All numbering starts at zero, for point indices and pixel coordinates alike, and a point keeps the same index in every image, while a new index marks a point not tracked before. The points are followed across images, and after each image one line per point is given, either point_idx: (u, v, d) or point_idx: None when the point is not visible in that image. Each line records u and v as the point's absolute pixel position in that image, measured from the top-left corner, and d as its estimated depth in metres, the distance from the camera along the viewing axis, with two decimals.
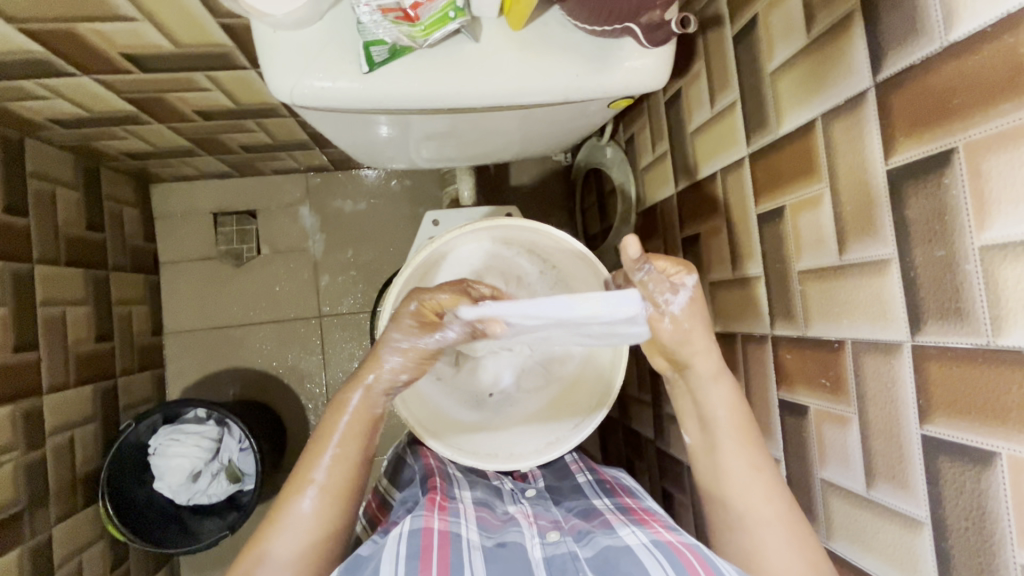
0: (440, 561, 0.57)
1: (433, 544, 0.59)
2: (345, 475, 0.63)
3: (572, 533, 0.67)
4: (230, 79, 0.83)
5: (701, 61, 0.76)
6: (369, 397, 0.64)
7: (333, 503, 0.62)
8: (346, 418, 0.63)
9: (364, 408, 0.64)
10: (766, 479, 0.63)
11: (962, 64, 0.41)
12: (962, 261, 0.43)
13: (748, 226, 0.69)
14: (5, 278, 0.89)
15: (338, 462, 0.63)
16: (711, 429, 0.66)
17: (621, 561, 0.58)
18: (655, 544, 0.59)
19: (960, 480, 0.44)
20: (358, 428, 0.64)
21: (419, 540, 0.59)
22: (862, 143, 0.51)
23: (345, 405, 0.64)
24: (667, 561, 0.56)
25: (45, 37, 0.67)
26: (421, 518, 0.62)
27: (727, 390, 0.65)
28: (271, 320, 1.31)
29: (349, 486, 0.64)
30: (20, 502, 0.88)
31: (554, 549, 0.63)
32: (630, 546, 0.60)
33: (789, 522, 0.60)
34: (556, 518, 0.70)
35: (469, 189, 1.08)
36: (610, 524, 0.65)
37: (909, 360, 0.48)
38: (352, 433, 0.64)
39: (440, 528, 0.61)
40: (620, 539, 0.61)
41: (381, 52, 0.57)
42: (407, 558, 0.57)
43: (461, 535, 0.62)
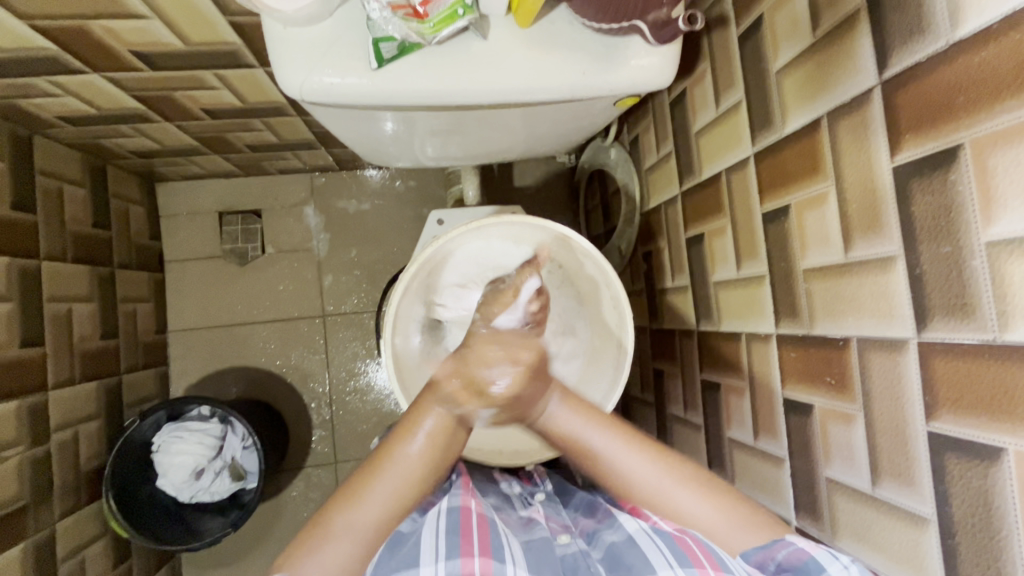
0: (479, 539, 0.62)
1: (472, 524, 0.63)
2: (436, 455, 0.62)
3: (582, 533, 0.70)
4: (238, 77, 0.83)
5: (706, 61, 0.76)
6: (469, 386, 0.65)
7: (417, 482, 0.61)
8: (448, 395, 0.64)
9: (463, 386, 0.65)
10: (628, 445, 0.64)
11: (969, 61, 0.42)
12: (968, 258, 0.43)
13: (752, 225, 0.69)
14: (12, 274, 0.89)
15: (431, 438, 0.62)
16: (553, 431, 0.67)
17: (625, 554, 0.63)
18: (654, 531, 0.64)
19: (967, 476, 0.44)
20: (459, 403, 0.64)
21: (458, 519, 0.64)
22: (868, 141, 0.51)
23: (448, 375, 0.65)
24: (671, 554, 0.60)
25: (56, 34, 0.68)
26: (459, 498, 0.67)
27: (554, 394, 0.68)
28: (275, 319, 1.31)
29: (437, 467, 0.63)
30: (25, 497, 0.88)
31: (566, 549, 0.66)
32: (631, 535, 0.65)
33: (666, 469, 0.62)
34: (567, 522, 0.73)
35: (473, 189, 1.09)
36: (612, 515, 0.70)
37: (915, 356, 0.48)
38: (453, 407, 0.64)
39: (477, 510, 0.66)
40: (622, 531, 0.66)
41: (390, 49, 0.58)
42: (446, 534, 0.62)
43: (496, 520, 0.66)
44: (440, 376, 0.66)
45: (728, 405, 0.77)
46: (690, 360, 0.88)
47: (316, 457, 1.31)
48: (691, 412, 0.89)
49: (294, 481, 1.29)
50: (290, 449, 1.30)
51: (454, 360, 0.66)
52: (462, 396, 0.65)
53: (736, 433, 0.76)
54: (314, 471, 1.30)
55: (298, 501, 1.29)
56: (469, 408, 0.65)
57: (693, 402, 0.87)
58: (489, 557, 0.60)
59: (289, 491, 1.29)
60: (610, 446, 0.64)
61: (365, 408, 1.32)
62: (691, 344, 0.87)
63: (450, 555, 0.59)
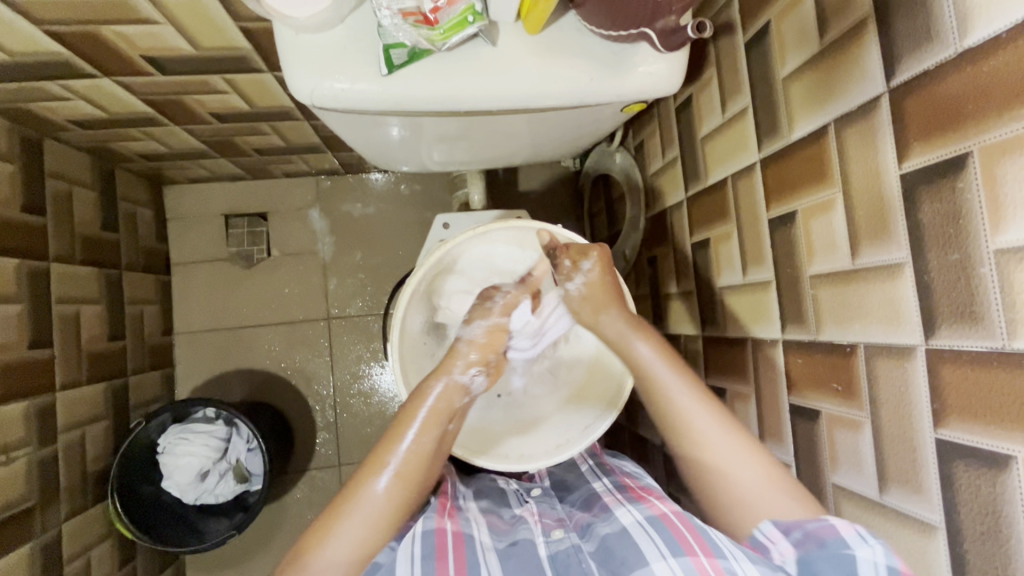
0: (454, 561, 0.59)
1: (447, 545, 0.61)
2: (405, 490, 0.62)
3: (576, 527, 0.67)
4: (247, 82, 0.84)
5: (712, 67, 0.77)
6: (446, 406, 0.66)
7: (387, 521, 0.61)
8: (414, 430, 0.64)
9: (430, 421, 0.65)
10: (698, 394, 0.66)
11: (979, 69, 0.42)
12: (976, 265, 0.43)
13: (759, 231, 0.69)
14: (22, 276, 0.90)
15: (399, 476, 0.62)
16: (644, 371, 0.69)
17: (618, 545, 0.59)
18: (650, 521, 0.60)
19: (975, 484, 0.44)
20: (429, 429, 0.64)
21: (433, 540, 0.61)
22: (875, 148, 0.51)
23: (427, 392, 0.66)
24: (662, 540, 0.57)
25: (69, 39, 0.69)
26: (433, 520, 0.64)
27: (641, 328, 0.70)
28: (281, 322, 1.32)
29: (408, 505, 0.62)
30: (32, 497, 0.89)
31: (558, 545, 0.64)
32: (625, 528, 0.61)
33: (724, 424, 0.65)
34: (561, 516, 0.70)
35: (479, 193, 1.09)
36: (608, 508, 0.66)
37: (923, 363, 0.48)
38: (421, 438, 0.64)
39: (453, 529, 0.63)
40: (617, 523, 0.62)
41: (400, 55, 0.58)
42: (422, 560, 0.59)
43: (473, 536, 0.63)
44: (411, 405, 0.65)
45: (734, 411, 0.77)
46: (695, 365, 0.88)
47: (320, 459, 1.31)
48: None
49: (298, 483, 1.29)
50: (294, 452, 1.30)
51: (421, 391, 0.66)
52: (434, 419, 0.65)
53: None
54: (318, 474, 1.30)
55: (302, 504, 1.29)
56: (439, 435, 0.65)
57: None
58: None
59: (293, 493, 1.29)
60: (683, 395, 0.67)
61: (369, 412, 1.32)
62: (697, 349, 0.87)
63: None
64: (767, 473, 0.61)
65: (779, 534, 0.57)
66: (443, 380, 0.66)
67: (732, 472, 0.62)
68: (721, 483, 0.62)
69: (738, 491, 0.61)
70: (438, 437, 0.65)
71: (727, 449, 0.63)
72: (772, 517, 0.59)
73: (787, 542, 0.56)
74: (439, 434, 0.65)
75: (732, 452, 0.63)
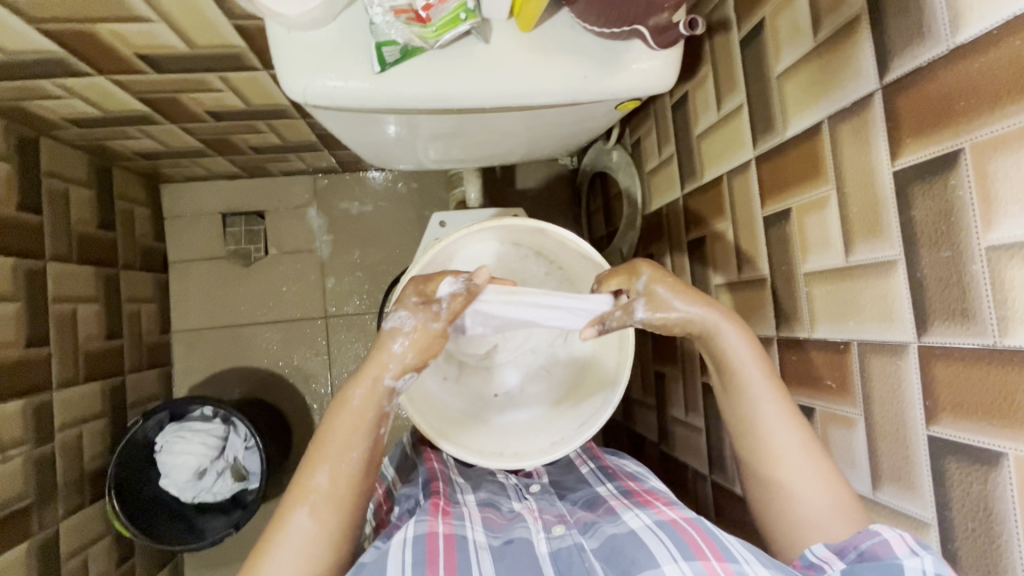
0: (447, 564, 0.57)
1: (440, 550, 0.58)
2: (335, 508, 0.59)
3: (578, 524, 0.67)
4: (243, 80, 0.84)
5: (708, 64, 0.77)
6: (365, 411, 0.62)
7: (320, 548, 0.58)
8: (337, 448, 0.61)
9: (354, 438, 0.61)
10: (789, 409, 0.60)
11: (969, 65, 0.42)
12: (968, 262, 0.43)
13: (754, 229, 0.69)
14: (19, 274, 0.90)
15: (326, 498, 0.59)
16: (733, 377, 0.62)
17: (627, 545, 0.58)
18: (660, 525, 0.60)
19: (967, 481, 0.44)
20: (351, 437, 0.61)
21: (425, 546, 0.59)
22: (868, 146, 0.51)
23: (346, 400, 0.62)
24: (673, 543, 0.56)
25: (63, 37, 0.69)
26: (424, 525, 0.61)
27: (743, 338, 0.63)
28: (278, 320, 1.32)
29: (338, 527, 0.59)
30: (29, 495, 0.89)
31: (559, 542, 0.64)
32: (634, 530, 0.60)
33: (808, 449, 0.58)
34: (562, 512, 0.71)
35: (475, 192, 1.09)
36: (615, 512, 0.66)
37: (916, 360, 0.48)
38: (342, 449, 0.61)
39: (445, 532, 0.61)
40: (625, 525, 0.62)
41: (393, 52, 0.58)
42: (413, 566, 0.56)
43: (466, 537, 0.62)
44: (331, 415, 0.62)
45: None
46: (692, 363, 0.88)
47: None
48: (692, 415, 0.88)
49: None
50: (292, 450, 1.30)
51: (341, 406, 0.62)
52: (358, 423, 0.61)
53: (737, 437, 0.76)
54: None
55: None
56: (367, 439, 0.62)
57: (694, 405, 0.87)
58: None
59: None
60: (770, 410, 0.60)
61: None
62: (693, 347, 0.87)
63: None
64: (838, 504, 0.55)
65: (831, 555, 0.53)
66: (359, 386, 0.62)
67: (801, 496, 0.57)
68: (786, 504, 0.59)
69: (803, 514, 0.57)
70: (364, 451, 0.62)
71: (800, 471, 0.58)
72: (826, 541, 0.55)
73: (843, 563, 0.51)
74: (366, 447, 0.62)
75: (806, 476, 0.57)
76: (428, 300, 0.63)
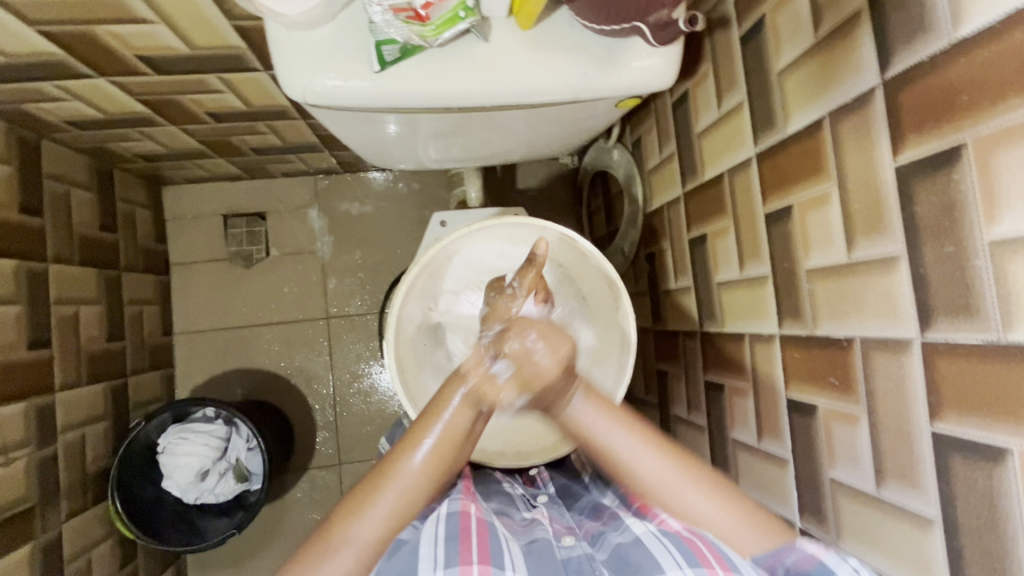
0: (478, 545, 0.58)
1: (472, 528, 0.60)
2: (438, 472, 0.58)
3: (587, 535, 0.67)
4: (243, 81, 0.84)
5: (708, 62, 0.76)
6: (489, 394, 0.59)
7: (417, 501, 0.58)
8: (451, 411, 0.59)
9: (469, 401, 0.59)
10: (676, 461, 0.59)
11: (972, 59, 0.41)
12: (971, 257, 0.43)
13: (756, 226, 0.69)
14: (20, 276, 0.90)
15: (433, 455, 0.58)
16: (578, 426, 0.60)
17: (632, 554, 0.58)
18: (664, 532, 0.59)
19: (972, 478, 0.44)
20: (478, 409, 0.59)
21: (457, 524, 0.60)
22: (870, 142, 0.51)
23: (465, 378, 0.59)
24: (678, 551, 0.55)
25: (63, 39, 0.69)
26: (458, 503, 0.63)
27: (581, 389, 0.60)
28: (280, 321, 1.32)
29: (438, 486, 0.59)
30: (32, 497, 0.89)
31: (570, 552, 0.63)
32: (638, 536, 0.60)
33: (683, 473, 0.58)
34: (570, 524, 0.71)
35: (476, 191, 1.09)
36: (619, 518, 0.66)
37: (919, 356, 0.48)
38: (460, 419, 0.59)
39: (477, 515, 0.62)
40: (629, 533, 0.61)
41: (392, 52, 0.58)
42: (445, 541, 0.58)
43: (495, 524, 0.62)
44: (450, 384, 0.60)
45: (733, 406, 0.76)
46: (694, 362, 0.88)
47: (320, 458, 1.31)
48: (694, 414, 0.88)
49: (299, 483, 1.30)
50: (295, 451, 1.30)
51: (458, 371, 0.60)
52: (480, 401, 0.59)
53: (740, 435, 0.76)
54: (319, 473, 1.30)
55: (303, 503, 1.29)
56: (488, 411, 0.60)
57: (697, 404, 0.87)
58: (489, 564, 0.56)
59: (294, 492, 1.29)
60: (632, 442, 0.59)
61: (369, 410, 1.32)
62: (695, 345, 0.87)
63: (448, 563, 0.56)
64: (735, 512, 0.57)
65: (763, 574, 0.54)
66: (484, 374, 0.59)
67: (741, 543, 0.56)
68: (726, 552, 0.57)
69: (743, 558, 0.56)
70: (474, 418, 0.60)
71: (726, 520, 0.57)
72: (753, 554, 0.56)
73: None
74: (480, 414, 0.60)
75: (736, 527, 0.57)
76: (503, 290, 0.71)
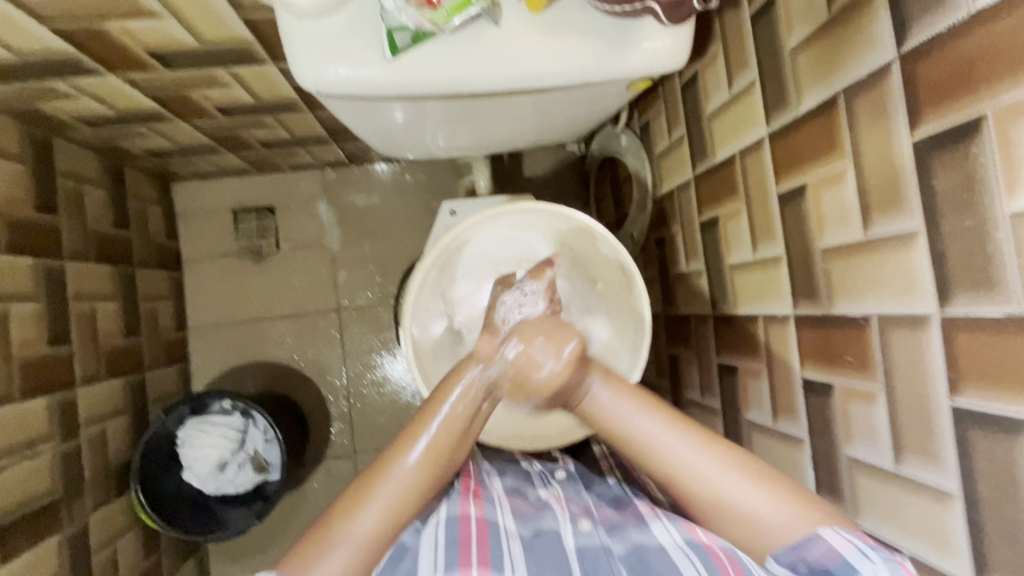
0: (479, 552, 0.61)
1: (472, 533, 0.63)
2: (432, 470, 0.60)
3: (604, 523, 0.69)
4: (251, 74, 0.84)
5: (718, 42, 0.76)
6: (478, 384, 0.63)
7: (410, 501, 0.59)
8: (448, 405, 0.62)
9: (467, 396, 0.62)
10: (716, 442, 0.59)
11: (993, 29, 0.41)
12: (991, 229, 0.43)
13: (768, 206, 0.69)
14: (39, 274, 0.91)
15: (432, 451, 0.60)
16: (598, 414, 0.62)
17: (654, 561, 0.60)
18: (690, 545, 0.60)
19: (993, 450, 0.44)
20: (473, 396, 0.63)
21: (457, 531, 0.63)
22: (886, 118, 0.51)
23: (464, 370, 0.64)
24: (703, 567, 0.57)
25: (75, 36, 0.69)
26: (457, 506, 0.66)
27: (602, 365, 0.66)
28: (292, 314, 1.33)
29: (432, 487, 0.60)
30: (58, 490, 0.90)
31: (586, 539, 0.65)
32: (665, 547, 0.61)
33: (729, 461, 0.57)
34: (588, 504, 0.73)
35: (484, 179, 1.09)
36: (641, 518, 0.67)
37: (937, 332, 0.48)
38: (456, 417, 0.62)
39: (476, 516, 0.65)
40: (652, 537, 0.63)
41: (404, 39, 0.58)
42: (446, 546, 0.61)
43: (498, 524, 0.66)
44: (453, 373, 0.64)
45: (747, 388, 0.76)
46: (707, 345, 0.88)
47: (335, 449, 1.32)
48: (707, 397, 0.89)
49: (315, 472, 1.31)
50: (310, 442, 1.32)
51: (457, 370, 0.64)
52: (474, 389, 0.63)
53: (755, 416, 0.76)
54: (334, 463, 1.32)
55: (320, 492, 1.31)
56: (484, 397, 0.63)
57: (710, 387, 0.87)
58: (489, 566, 0.59)
59: (311, 482, 1.31)
60: (663, 432, 0.59)
61: (382, 401, 1.33)
62: (707, 329, 0.87)
63: (448, 566, 0.59)
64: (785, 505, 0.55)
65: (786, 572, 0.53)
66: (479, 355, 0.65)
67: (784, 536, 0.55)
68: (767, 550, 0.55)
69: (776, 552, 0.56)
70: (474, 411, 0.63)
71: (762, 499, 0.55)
72: (773, 551, 0.54)
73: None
74: (473, 413, 0.63)
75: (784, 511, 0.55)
76: (511, 283, 0.75)
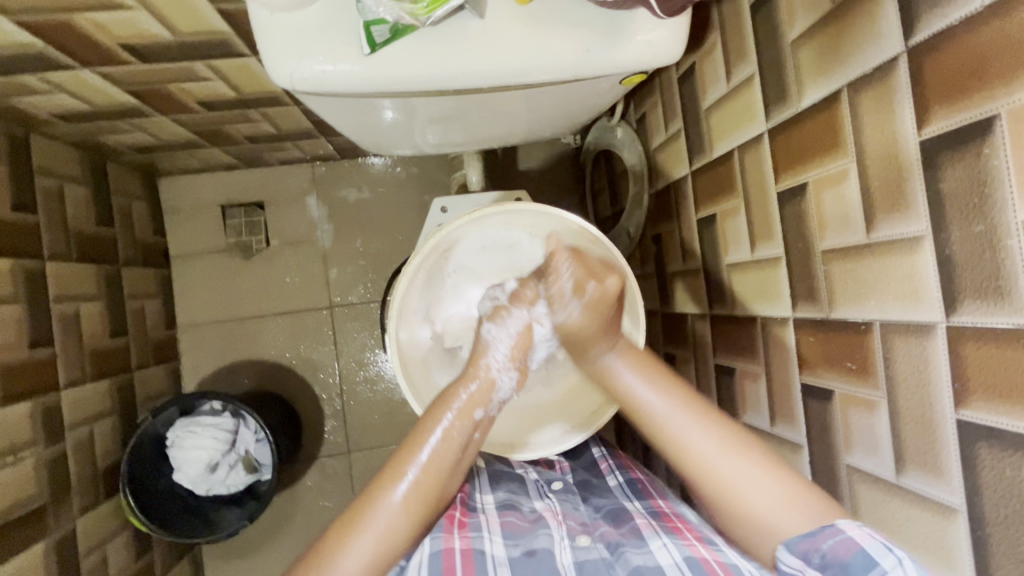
0: None
1: (457, 568, 0.61)
2: (421, 508, 0.60)
3: (604, 538, 0.68)
4: (231, 67, 0.81)
5: (716, 33, 0.73)
6: (465, 412, 0.64)
7: (399, 539, 0.59)
8: (450, 416, 0.63)
9: (453, 428, 0.63)
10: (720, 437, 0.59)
11: (1007, 24, 0.38)
12: (1003, 236, 0.40)
13: (767, 204, 0.66)
14: (17, 276, 0.89)
15: (418, 486, 0.60)
16: (611, 380, 0.67)
17: None
18: (688, 563, 0.59)
19: (1000, 467, 0.42)
20: (458, 426, 0.63)
21: (441, 563, 0.61)
22: (892, 114, 0.48)
23: (452, 397, 0.64)
24: None
25: (42, 29, 0.66)
26: (441, 540, 0.64)
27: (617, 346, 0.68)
28: (282, 311, 1.30)
29: (421, 522, 0.60)
30: (44, 495, 0.89)
31: (586, 553, 0.65)
32: (661, 566, 0.60)
33: (727, 445, 0.59)
34: (586, 520, 0.72)
35: (476, 174, 1.06)
36: (641, 534, 0.66)
37: (944, 342, 0.46)
38: (440, 453, 0.62)
39: (461, 547, 0.63)
40: (651, 557, 0.61)
41: (382, 32, 0.56)
42: None
43: (484, 552, 0.64)
44: (432, 413, 0.64)
45: (745, 390, 0.74)
46: (704, 344, 0.85)
47: (329, 447, 1.31)
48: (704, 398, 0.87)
49: (309, 471, 1.30)
50: (303, 440, 1.30)
51: (444, 397, 0.65)
52: (477, 399, 0.65)
53: (751, 419, 0.74)
54: (328, 461, 1.30)
55: (314, 491, 1.29)
56: (471, 427, 0.64)
57: (707, 388, 0.85)
58: None
59: (304, 481, 1.29)
60: (679, 416, 0.62)
61: (375, 399, 1.31)
62: (704, 328, 0.85)
63: None
64: (781, 488, 0.55)
65: (798, 563, 0.51)
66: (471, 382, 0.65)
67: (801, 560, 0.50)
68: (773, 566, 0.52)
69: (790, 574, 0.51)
70: (472, 426, 0.64)
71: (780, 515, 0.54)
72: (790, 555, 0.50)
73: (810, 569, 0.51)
74: (466, 440, 0.64)
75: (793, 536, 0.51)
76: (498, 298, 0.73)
